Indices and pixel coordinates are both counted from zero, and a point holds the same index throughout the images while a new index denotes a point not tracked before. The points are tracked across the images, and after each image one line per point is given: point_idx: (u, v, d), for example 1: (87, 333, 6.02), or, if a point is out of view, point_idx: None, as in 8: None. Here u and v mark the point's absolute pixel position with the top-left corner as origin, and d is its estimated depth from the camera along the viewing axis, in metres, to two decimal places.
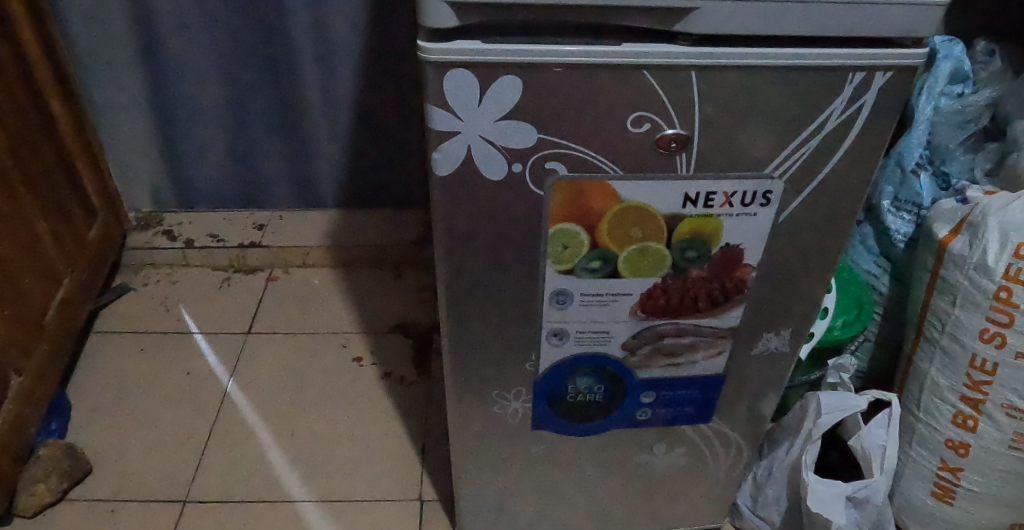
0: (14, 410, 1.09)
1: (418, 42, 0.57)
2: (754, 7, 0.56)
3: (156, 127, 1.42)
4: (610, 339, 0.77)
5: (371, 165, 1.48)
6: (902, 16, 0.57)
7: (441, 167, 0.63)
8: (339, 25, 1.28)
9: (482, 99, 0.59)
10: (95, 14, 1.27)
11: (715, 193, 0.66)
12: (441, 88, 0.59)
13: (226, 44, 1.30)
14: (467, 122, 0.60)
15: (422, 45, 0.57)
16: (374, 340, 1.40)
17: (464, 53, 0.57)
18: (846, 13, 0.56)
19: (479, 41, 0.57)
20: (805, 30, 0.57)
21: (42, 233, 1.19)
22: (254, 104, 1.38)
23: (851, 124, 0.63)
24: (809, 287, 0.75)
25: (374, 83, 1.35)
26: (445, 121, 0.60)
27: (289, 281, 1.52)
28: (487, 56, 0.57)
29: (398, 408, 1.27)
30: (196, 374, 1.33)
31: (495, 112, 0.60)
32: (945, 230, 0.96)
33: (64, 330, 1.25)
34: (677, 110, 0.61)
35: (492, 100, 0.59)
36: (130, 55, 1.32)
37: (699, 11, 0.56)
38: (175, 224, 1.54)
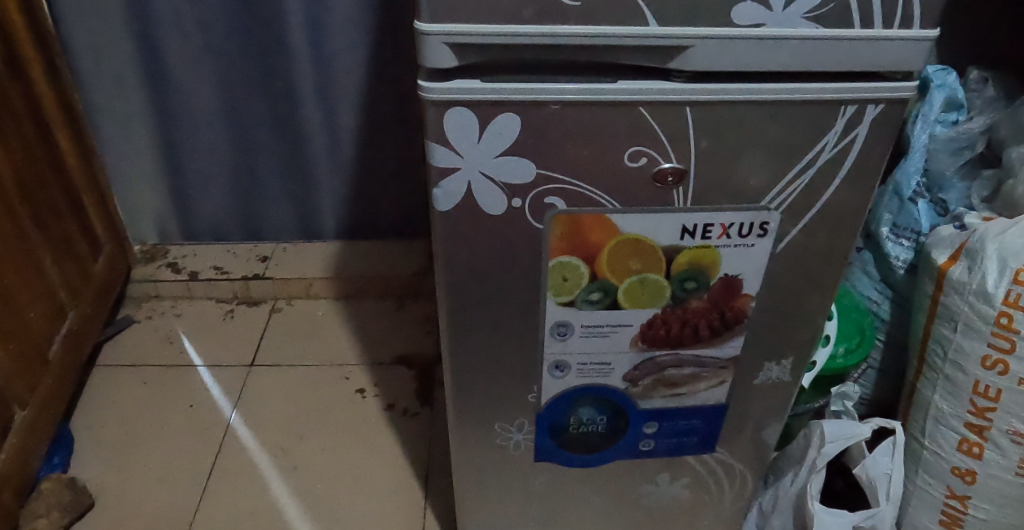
0: (18, 444, 1.09)
1: (418, 82, 0.58)
2: (748, 44, 0.57)
3: (162, 161, 1.44)
4: (611, 371, 0.78)
5: (373, 197, 1.49)
6: (892, 51, 0.58)
7: (442, 203, 0.64)
8: (341, 60, 1.30)
9: (482, 136, 0.60)
10: (103, 52, 1.30)
11: (713, 225, 0.67)
12: (441, 126, 0.60)
13: (230, 79, 1.32)
14: (466, 159, 0.61)
15: (423, 84, 0.58)
16: (376, 371, 1.40)
17: (464, 92, 0.58)
18: (838, 48, 0.57)
19: (478, 80, 0.58)
20: (799, 65, 0.58)
21: (48, 266, 1.21)
22: (257, 137, 1.40)
23: (845, 156, 0.64)
24: (809, 316, 0.76)
25: (376, 117, 1.37)
26: (446, 158, 0.61)
27: (291, 312, 1.52)
28: (488, 94, 0.58)
29: (401, 439, 1.27)
30: (200, 407, 1.33)
31: (495, 149, 0.61)
32: (943, 256, 0.96)
33: (68, 364, 1.25)
34: (673, 144, 0.62)
35: (492, 137, 0.60)
36: (136, 90, 1.34)
37: (692, 49, 0.57)
38: (179, 256, 1.55)
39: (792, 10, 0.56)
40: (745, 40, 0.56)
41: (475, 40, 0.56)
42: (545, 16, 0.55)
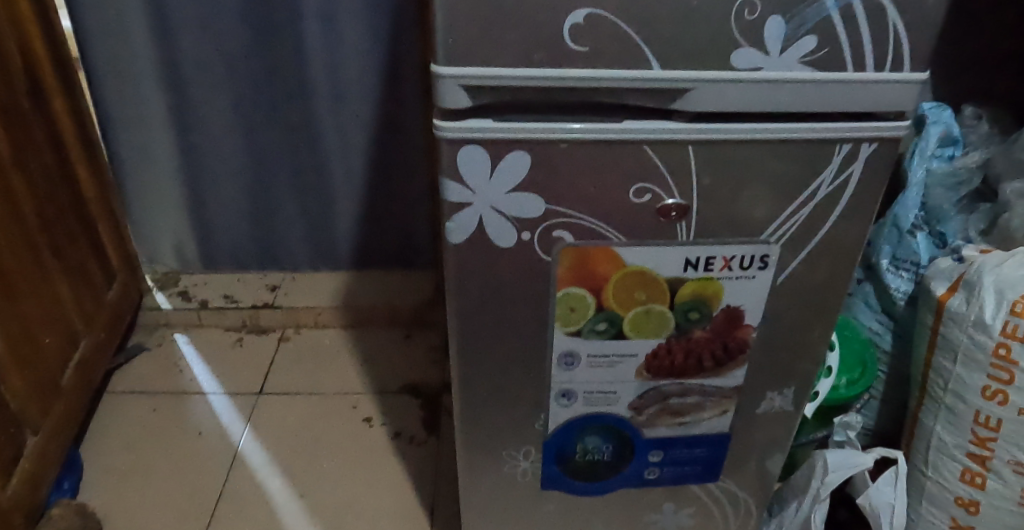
0: (30, 468, 1.11)
1: (433, 121, 0.61)
2: (747, 87, 0.59)
3: (176, 191, 1.47)
4: (617, 400, 0.79)
5: (383, 228, 1.53)
6: (884, 92, 0.60)
7: (454, 236, 0.67)
8: (354, 96, 1.34)
9: (493, 172, 0.63)
10: (123, 86, 1.34)
11: (715, 257, 0.69)
12: (455, 163, 0.62)
13: (246, 112, 1.36)
14: (479, 194, 0.64)
15: (439, 123, 0.61)
16: (384, 401, 1.41)
17: (477, 130, 0.60)
18: (833, 90, 0.60)
19: (489, 119, 0.61)
20: (795, 106, 0.61)
21: (63, 293, 1.23)
22: (271, 168, 1.43)
23: (842, 192, 0.66)
24: (810, 345, 0.78)
25: (386, 150, 1.41)
26: (458, 194, 0.64)
27: (300, 341, 1.54)
28: (501, 133, 0.61)
29: (408, 468, 1.29)
30: (209, 434, 1.35)
31: (505, 185, 0.64)
32: (942, 288, 0.98)
33: (79, 390, 1.27)
34: (676, 181, 0.64)
35: (503, 173, 0.63)
36: (155, 123, 1.38)
37: (694, 91, 0.59)
38: (191, 285, 1.58)
39: (789, 54, 0.58)
40: (744, 83, 0.59)
41: (489, 83, 0.58)
42: (553, 59, 0.57)
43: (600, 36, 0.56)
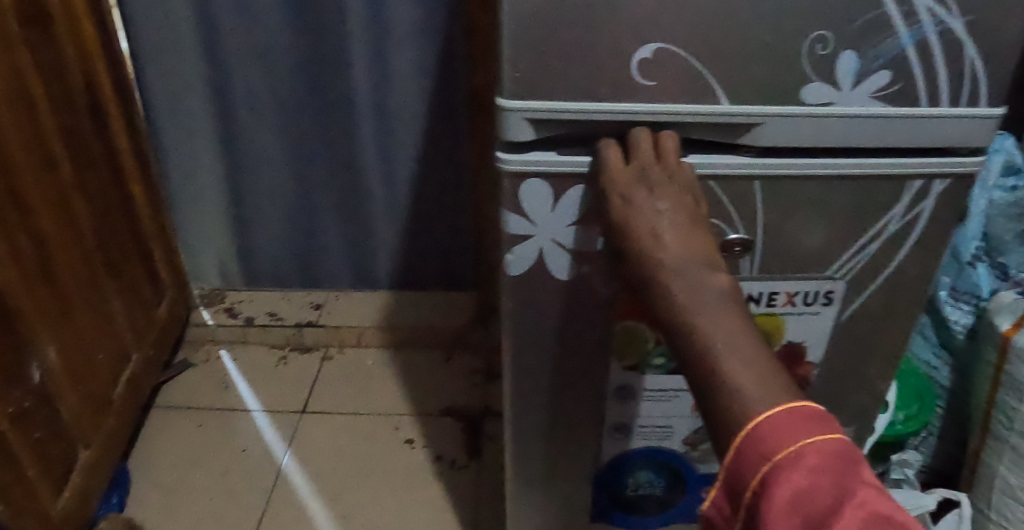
0: (81, 482, 1.13)
1: (497, 153, 0.61)
2: (818, 122, 0.58)
3: (225, 210, 1.50)
4: (672, 434, 0.78)
5: (426, 249, 1.53)
6: (958, 127, 0.59)
7: (513, 268, 0.66)
8: (402, 118, 1.35)
9: (555, 205, 0.63)
10: (179, 108, 1.37)
11: (778, 293, 0.68)
12: (516, 195, 0.62)
13: (296, 133, 1.38)
14: (540, 226, 0.64)
15: (502, 154, 0.61)
16: (425, 423, 1.41)
17: (540, 162, 0.60)
18: (907, 126, 0.58)
19: (552, 151, 0.61)
20: (867, 142, 0.59)
21: (116, 310, 1.26)
22: (318, 188, 1.45)
23: (911, 229, 0.64)
24: (870, 381, 0.76)
25: (431, 172, 1.42)
26: (520, 226, 0.64)
27: (342, 360, 1.56)
28: (564, 166, 0.60)
29: (450, 492, 1.28)
30: (252, 451, 1.36)
31: (566, 218, 0.63)
32: (1006, 323, 0.94)
33: (129, 404, 1.29)
34: (741, 216, 0.63)
35: (566, 207, 0.62)
36: (207, 144, 1.41)
37: (764, 126, 0.58)
38: (236, 302, 1.60)
39: (862, 90, 0.57)
40: (815, 118, 0.58)
41: (554, 116, 0.58)
42: (619, 93, 0.57)
43: (669, 72, 0.56)
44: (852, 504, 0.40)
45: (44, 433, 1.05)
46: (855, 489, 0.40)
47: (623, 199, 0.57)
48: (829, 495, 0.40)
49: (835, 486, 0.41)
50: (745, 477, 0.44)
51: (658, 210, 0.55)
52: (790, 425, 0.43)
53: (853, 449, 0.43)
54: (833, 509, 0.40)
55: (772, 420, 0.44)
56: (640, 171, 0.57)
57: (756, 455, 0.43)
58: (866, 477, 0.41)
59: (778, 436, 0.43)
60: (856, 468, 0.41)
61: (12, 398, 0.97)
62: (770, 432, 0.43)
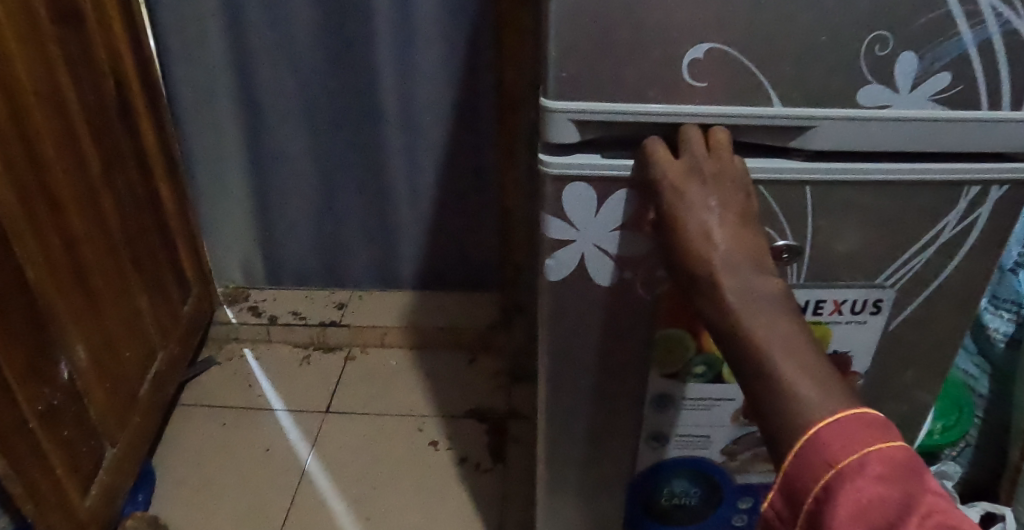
0: (107, 480, 1.13)
1: (541, 156, 0.59)
2: (872, 125, 0.56)
3: (250, 208, 1.49)
4: (709, 444, 0.76)
5: (451, 249, 1.52)
6: (1018, 131, 0.57)
7: (552, 273, 0.65)
8: (428, 118, 1.34)
9: (598, 210, 0.61)
10: (205, 106, 1.37)
11: (823, 301, 0.66)
12: (559, 200, 0.61)
13: (321, 132, 1.38)
14: (581, 233, 0.62)
15: (545, 158, 0.60)
16: (449, 425, 1.40)
17: (584, 167, 0.59)
18: (964, 128, 0.56)
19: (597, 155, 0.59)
20: (924, 145, 0.57)
21: (142, 308, 1.26)
22: (343, 187, 1.44)
23: (965, 236, 0.62)
24: (916, 391, 0.73)
25: (457, 172, 1.40)
26: (561, 231, 0.62)
27: (366, 360, 1.55)
28: (609, 170, 0.59)
29: (475, 495, 1.27)
30: (276, 451, 1.35)
31: (609, 225, 0.62)
32: None
33: (154, 402, 1.29)
34: (789, 221, 0.61)
35: (609, 212, 0.61)
36: (233, 142, 1.40)
37: (817, 129, 0.56)
38: (260, 300, 1.60)
39: (919, 91, 0.55)
40: (869, 121, 0.56)
41: (599, 117, 0.56)
42: (667, 94, 0.55)
43: (720, 72, 0.54)
44: (918, 511, 0.40)
45: (73, 430, 1.05)
46: (920, 497, 0.41)
47: (675, 192, 0.54)
48: (895, 499, 0.41)
49: (900, 492, 0.41)
50: (805, 482, 0.44)
51: (709, 207, 0.53)
52: (851, 432, 0.43)
53: (915, 457, 0.43)
54: (898, 517, 0.40)
55: (831, 426, 0.44)
56: (691, 164, 0.55)
57: (817, 461, 0.44)
58: (930, 484, 0.42)
59: (841, 443, 0.43)
60: (921, 476, 0.42)
61: (42, 396, 0.97)
62: (831, 440, 0.43)
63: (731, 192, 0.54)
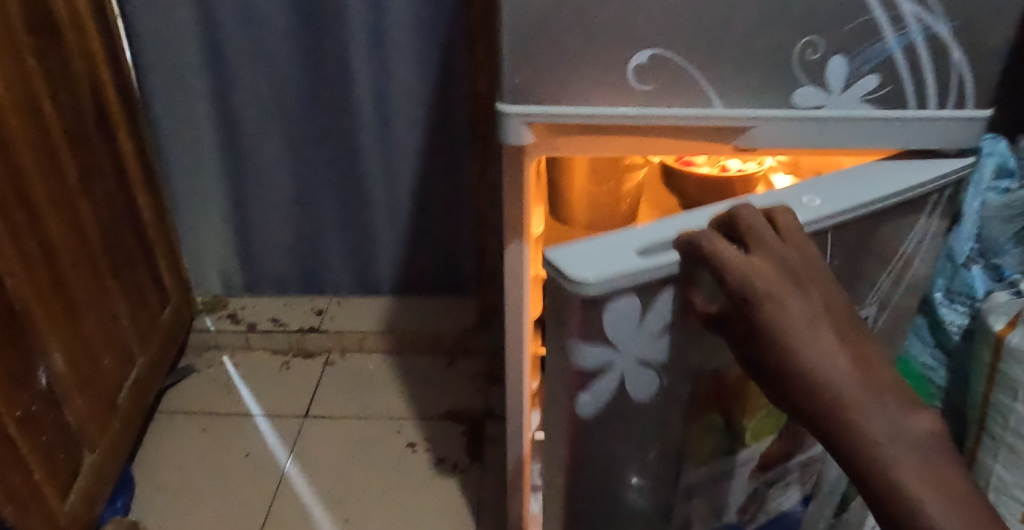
0: (87, 486, 1.15)
1: (575, 279, 0.55)
2: (808, 125, 0.60)
3: (228, 216, 1.51)
4: (728, 506, 0.77)
5: (428, 254, 1.55)
6: (948, 128, 0.60)
7: (589, 402, 0.63)
8: (403, 126, 1.37)
9: (641, 320, 0.60)
10: (182, 116, 1.39)
11: None
12: (601, 321, 0.58)
13: (297, 140, 1.40)
14: (619, 351, 0.61)
15: (587, 276, 0.55)
16: (428, 427, 1.43)
17: (625, 274, 0.56)
18: (896, 127, 0.60)
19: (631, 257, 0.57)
20: (859, 143, 0.61)
21: (122, 316, 1.27)
22: (320, 194, 1.47)
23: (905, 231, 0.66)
24: None
25: (432, 178, 1.43)
26: (600, 351, 0.60)
27: (345, 366, 1.57)
28: (652, 272, 0.57)
29: (454, 494, 1.29)
30: (256, 455, 1.37)
31: (641, 333, 0.60)
32: (1000, 323, 0.87)
33: (134, 409, 1.30)
34: None
35: (647, 321, 0.60)
36: (211, 151, 1.43)
37: (757, 129, 0.60)
38: (239, 308, 1.61)
39: (851, 93, 0.59)
40: (806, 121, 0.59)
41: (553, 121, 0.60)
42: (616, 97, 0.59)
43: (664, 77, 0.58)
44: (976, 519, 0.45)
45: (51, 436, 1.06)
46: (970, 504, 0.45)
47: (772, 297, 0.51)
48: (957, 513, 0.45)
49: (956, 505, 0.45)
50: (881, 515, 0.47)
51: (802, 301, 0.51)
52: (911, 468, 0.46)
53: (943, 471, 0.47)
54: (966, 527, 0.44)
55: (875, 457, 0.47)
56: (778, 259, 0.53)
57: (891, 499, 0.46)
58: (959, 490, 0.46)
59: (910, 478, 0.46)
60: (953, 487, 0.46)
61: (21, 402, 0.98)
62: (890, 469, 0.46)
63: (819, 282, 0.53)
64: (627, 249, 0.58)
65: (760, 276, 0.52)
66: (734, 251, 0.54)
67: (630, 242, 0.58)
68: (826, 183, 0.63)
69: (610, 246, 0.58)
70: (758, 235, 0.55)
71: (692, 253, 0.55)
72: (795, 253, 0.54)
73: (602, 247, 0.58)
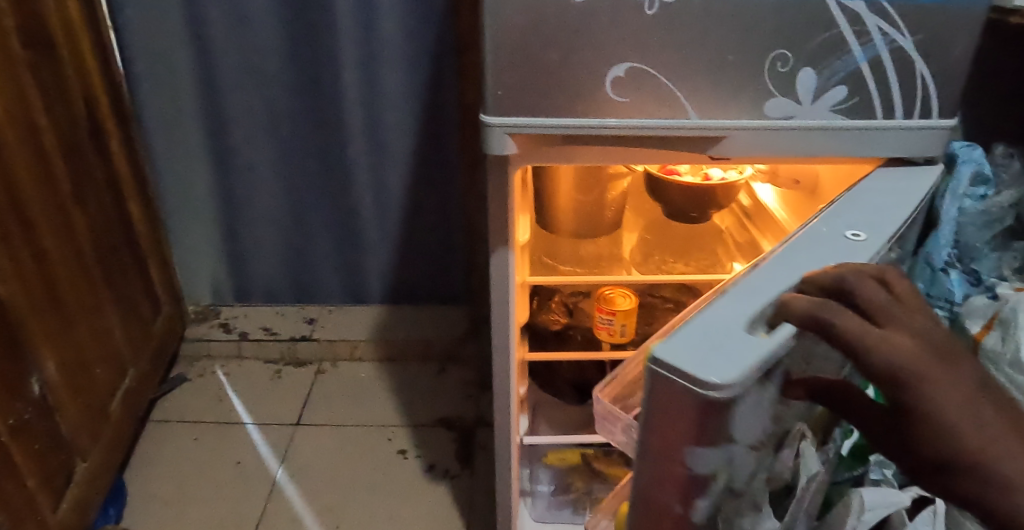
0: (79, 494, 1.15)
1: (712, 384, 0.42)
2: (779, 135, 0.62)
3: (220, 226, 1.53)
4: None
5: (419, 263, 1.56)
6: (915, 138, 0.63)
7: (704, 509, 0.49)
8: (393, 137, 1.39)
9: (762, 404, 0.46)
10: (174, 127, 1.40)
11: None
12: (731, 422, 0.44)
13: (288, 151, 1.42)
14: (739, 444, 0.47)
15: (716, 375, 0.42)
16: (418, 434, 1.44)
17: (756, 356, 0.44)
18: (864, 136, 0.63)
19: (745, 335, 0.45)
20: (829, 152, 0.63)
21: (114, 325, 1.28)
22: (311, 204, 1.48)
23: None
24: None
25: (422, 187, 1.45)
26: (714, 458, 0.46)
27: (337, 374, 1.58)
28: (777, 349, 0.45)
29: (444, 500, 1.30)
30: (247, 463, 1.38)
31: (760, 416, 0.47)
32: (977, 326, 0.84)
33: (126, 418, 1.31)
34: None
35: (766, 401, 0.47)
36: (202, 161, 1.44)
37: (730, 138, 0.62)
38: (231, 317, 1.62)
39: (820, 103, 0.61)
40: (777, 130, 0.62)
41: (534, 131, 0.62)
42: (595, 109, 0.61)
43: (640, 88, 0.60)
44: None
45: (44, 443, 1.07)
46: None
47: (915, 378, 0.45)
48: None
49: None
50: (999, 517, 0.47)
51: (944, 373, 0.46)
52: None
53: None
54: None
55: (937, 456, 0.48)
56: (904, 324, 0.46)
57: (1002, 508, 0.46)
58: None
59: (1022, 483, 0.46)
60: None
61: (14, 410, 0.99)
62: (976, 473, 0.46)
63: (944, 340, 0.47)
64: (737, 329, 0.46)
65: (891, 349, 0.45)
66: (865, 328, 0.45)
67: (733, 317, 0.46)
68: (849, 211, 0.59)
69: (713, 327, 0.46)
70: (890, 309, 0.47)
71: (801, 325, 0.46)
72: (933, 324, 0.47)
73: (706, 332, 0.45)
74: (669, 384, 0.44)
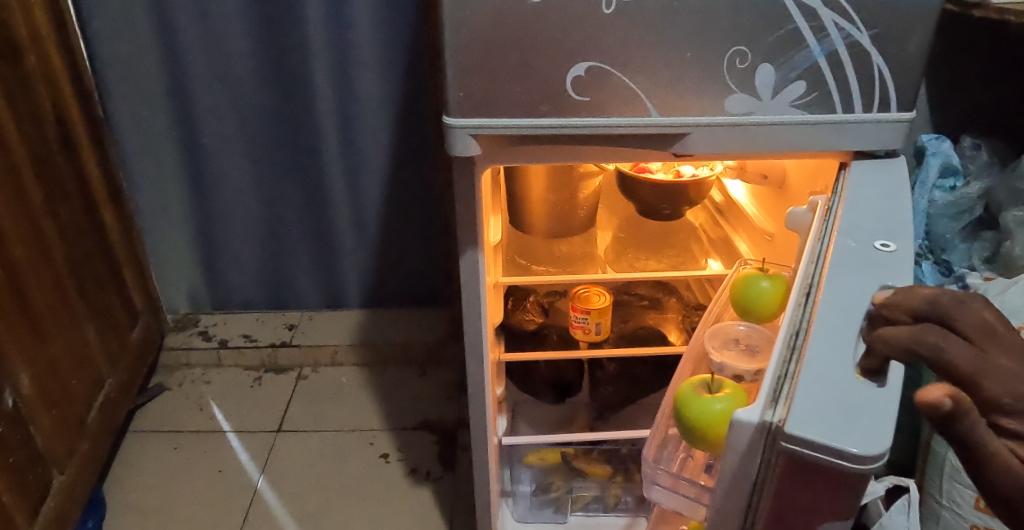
0: (56, 507, 1.14)
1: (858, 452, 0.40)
2: (741, 132, 0.63)
3: (196, 234, 1.52)
4: None
5: (397, 267, 1.56)
6: (877, 131, 0.63)
7: None
8: (367, 140, 1.39)
9: None
10: (146, 135, 1.39)
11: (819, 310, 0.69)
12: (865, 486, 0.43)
13: (263, 156, 1.41)
14: None
15: (853, 445, 0.41)
16: (400, 437, 1.44)
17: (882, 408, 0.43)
18: (826, 131, 0.63)
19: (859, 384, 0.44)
20: (791, 148, 0.64)
21: (89, 336, 1.27)
22: (287, 210, 1.47)
23: None
24: None
25: (399, 191, 1.45)
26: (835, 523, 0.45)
27: (317, 380, 1.57)
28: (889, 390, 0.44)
29: (426, 503, 1.30)
30: (229, 472, 1.37)
31: None
32: None
33: (104, 429, 1.30)
34: None
35: None
36: (176, 169, 1.43)
37: (692, 136, 0.63)
38: (209, 325, 1.61)
39: (780, 99, 0.62)
40: (738, 126, 0.62)
41: (497, 132, 0.62)
42: (557, 109, 0.61)
43: (601, 87, 0.60)
44: None
45: (19, 457, 1.06)
46: None
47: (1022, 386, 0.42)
48: None
49: None
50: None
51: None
52: None
53: None
54: None
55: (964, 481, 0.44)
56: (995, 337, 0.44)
57: None
58: None
59: None
60: None
61: None
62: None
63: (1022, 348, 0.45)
64: (849, 382, 0.44)
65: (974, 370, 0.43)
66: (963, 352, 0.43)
67: (837, 365, 0.45)
68: (863, 219, 0.57)
69: (825, 383, 0.44)
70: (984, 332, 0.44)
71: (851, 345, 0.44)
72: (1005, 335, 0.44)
73: (818, 392, 0.43)
74: (800, 461, 0.42)
